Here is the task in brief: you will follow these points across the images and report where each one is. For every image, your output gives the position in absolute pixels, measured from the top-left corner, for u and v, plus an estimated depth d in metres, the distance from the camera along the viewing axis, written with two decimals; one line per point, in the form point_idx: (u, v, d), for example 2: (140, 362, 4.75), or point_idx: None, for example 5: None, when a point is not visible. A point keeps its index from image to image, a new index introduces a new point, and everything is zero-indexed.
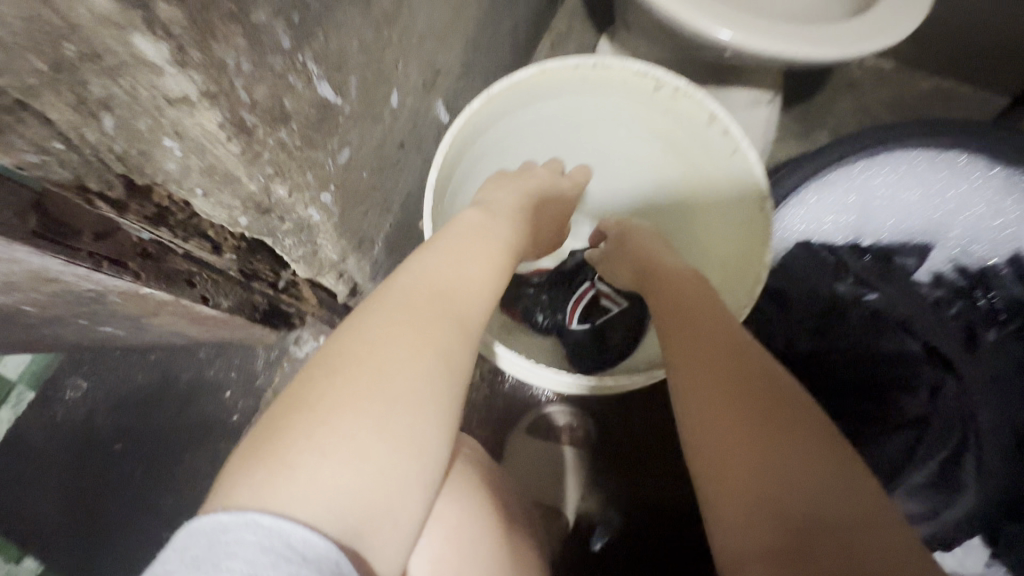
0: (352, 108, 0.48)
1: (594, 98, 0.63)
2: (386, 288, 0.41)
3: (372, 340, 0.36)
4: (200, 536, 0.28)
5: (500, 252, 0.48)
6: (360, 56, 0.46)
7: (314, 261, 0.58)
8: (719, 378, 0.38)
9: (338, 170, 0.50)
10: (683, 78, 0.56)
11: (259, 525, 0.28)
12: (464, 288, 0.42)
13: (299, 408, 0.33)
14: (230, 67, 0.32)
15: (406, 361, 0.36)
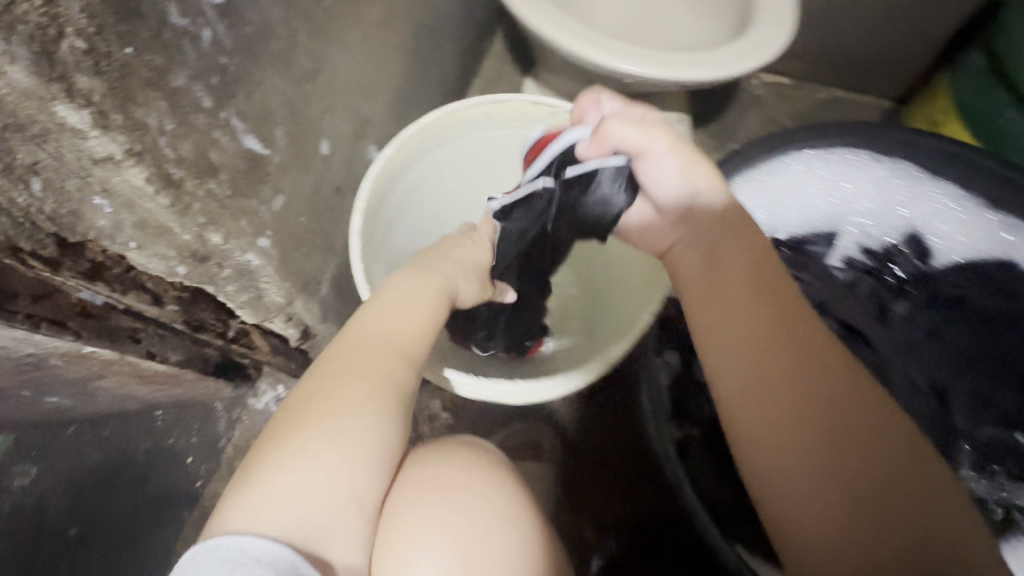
0: (282, 157, 0.51)
1: (501, 134, 0.69)
2: (335, 344, 0.46)
3: (327, 380, 0.43)
4: (178, 567, 0.34)
5: (432, 284, 0.53)
6: (284, 110, 0.50)
7: (259, 305, 0.60)
8: (780, 408, 0.43)
9: (272, 216, 0.52)
10: (571, 101, 0.63)
11: (217, 544, 0.34)
12: (406, 329, 0.48)
13: (280, 444, 0.39)
14: (152, 126, 0.36)
15: (352, 390, 0.42)
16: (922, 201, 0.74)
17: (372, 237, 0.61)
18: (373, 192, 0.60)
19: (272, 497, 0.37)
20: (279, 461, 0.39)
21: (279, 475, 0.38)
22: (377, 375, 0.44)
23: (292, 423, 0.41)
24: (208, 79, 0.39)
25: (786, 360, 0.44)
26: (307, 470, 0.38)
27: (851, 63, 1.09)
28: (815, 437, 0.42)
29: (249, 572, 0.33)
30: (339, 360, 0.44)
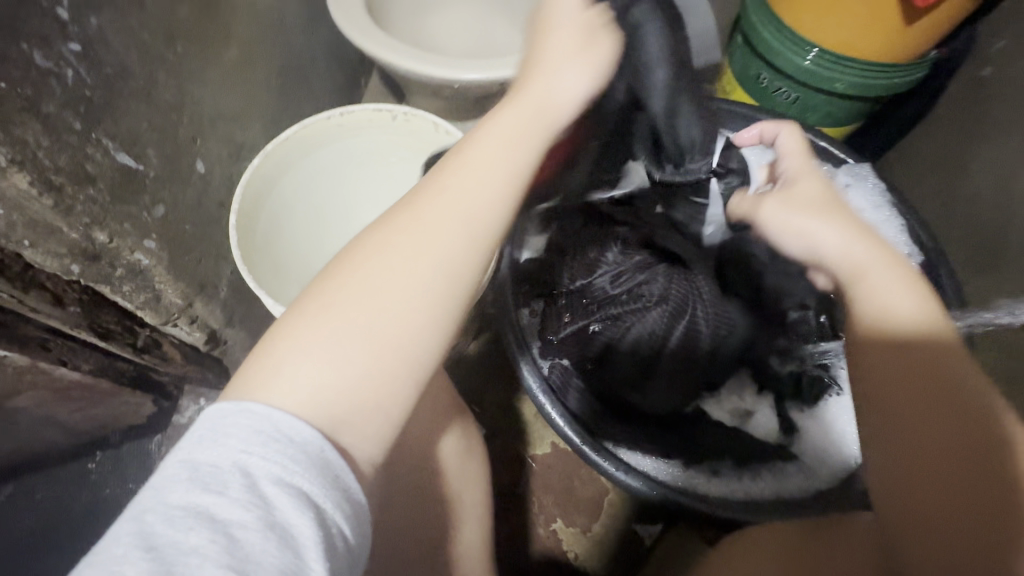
0: (157, 173, 0.63)
1: (359, 138, 0.83)
2: (399, 209, 0.46)
3: (380, 256, 0.43)
4: (207, 420, 0.39)
5: (528, 142, 0.48)
6: (152, 134, 0.62)
7: (160, 307, 0.69)
8: (935, 443, 0.42)
9: (156, 222, 0.63)
10: (404, 104, 0.77)
11: (252, 412, 0.38)
12: (473, 192, 0.45)
13: (325, 314, 0.42)
14: (31, 143, 0.47)
15: (402, 268, 0.43)
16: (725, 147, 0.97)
17: (251, 235, 0.73)
18: (244, 198, 0.71)
19: (291, 368, 0.41)
20: (309, 330, 0.42)
21: (300, 335, 0.42)
22: (429, 258, 0.43)
23: (331, 283, 0.43)
24: (77, 107, 0.51)
25: (932, 378, 0.44)
26: (320, 344, 0.41)
27: None
28: (940, 451, 0.42)
29: (280, 449, 0.37)
30: (405, 221, 0.44)
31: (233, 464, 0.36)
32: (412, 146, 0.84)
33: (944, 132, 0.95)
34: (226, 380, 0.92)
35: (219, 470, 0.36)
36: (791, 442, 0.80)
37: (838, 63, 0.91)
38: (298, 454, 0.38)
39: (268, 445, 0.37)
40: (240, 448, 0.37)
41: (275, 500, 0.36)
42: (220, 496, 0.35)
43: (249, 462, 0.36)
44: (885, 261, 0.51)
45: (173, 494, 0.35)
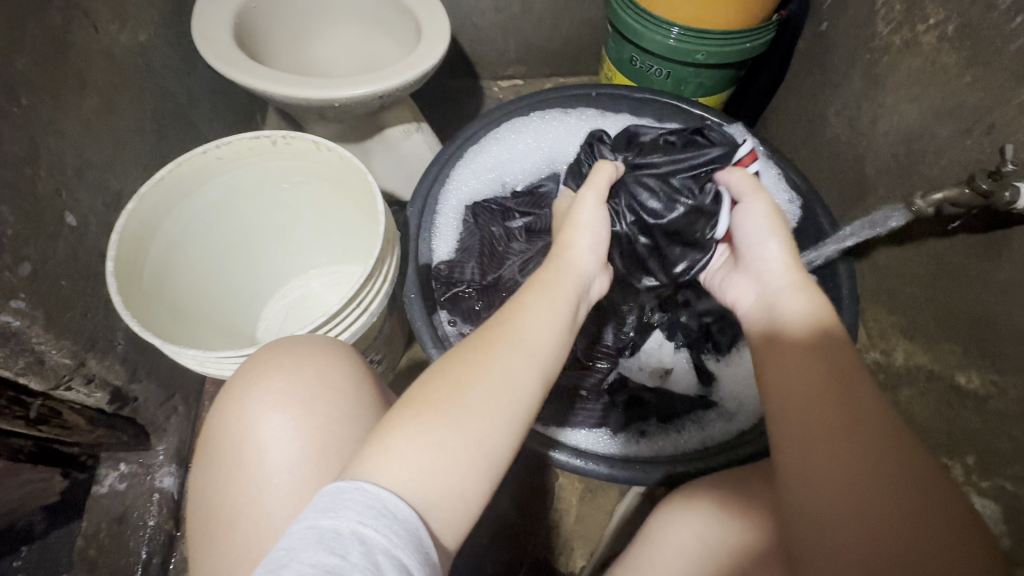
0: (16, 230, 0.61)
1: (243, 168, 0.82)
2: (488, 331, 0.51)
3: (468, 368, 0.47)
4: (325, 494, 0.39)
5: (568, 286, 0.56)
6: (4, 191, 0.60)
7: (45, 370, 0.66)
8: (855, 454, 0.45)
9: (22, 280, 0.61)
10: (280, 129, 0.76)
11: (364, 489, 0.39)
12: (535, 323, 0.52)
13: (414, 411, 0.45)
14: None
15: (482, 382, 0.46)
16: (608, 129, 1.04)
17: (135, 281, 0.71)
18: (120, 244, 0.69)
19: (391, 451, 0.42)
20: (408, 425, 0.43)
21: (398, 428, 0.43)
22: (507, 372, 0.48)
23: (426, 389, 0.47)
24: None
25: (850, 398, 0.47)
26: (417, 437, 0.43)
27: (556, 55, 1.38)
28: (856, 467, 0.45)
29: (388, 524, 0.37)
30: (483, 343, 0.50)
31: (351, 532, 0.36)
32: (300, 168, 0.84)
33: (801, 86, 1.03)
34: (146, 440, 0.87)
35: (342, 539, 0.35)
36: (711, 390, 0.84)
37: (698, 37, 0.99)
38: (400, 530, 0.37)
39: (381, 520, 0.37)
40: (356, 522, 0.36)
41: (389, 567, 0.35)
42: (343, 560, 0.34)
43: (363, 532, 0.36)
44: (791, 286, 0.56)
45: (302, 557, 0.34)
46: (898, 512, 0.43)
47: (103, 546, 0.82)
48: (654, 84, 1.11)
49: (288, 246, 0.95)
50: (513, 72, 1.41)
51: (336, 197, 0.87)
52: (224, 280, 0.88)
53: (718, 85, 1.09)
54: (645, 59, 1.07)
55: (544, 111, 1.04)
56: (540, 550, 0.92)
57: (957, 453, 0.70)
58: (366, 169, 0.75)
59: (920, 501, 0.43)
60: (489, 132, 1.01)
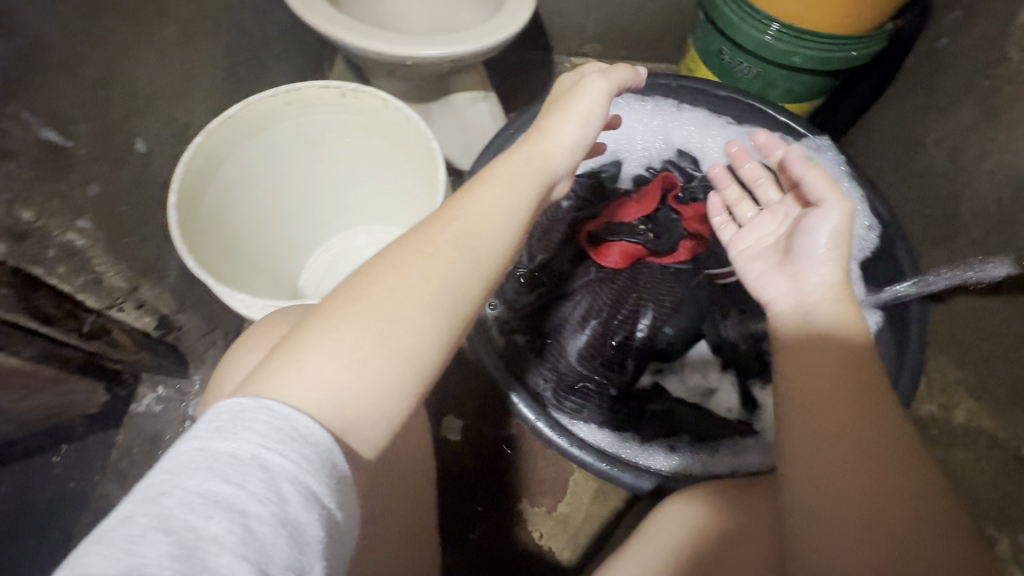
0: (90, 150, 0.61)
1: (308, 117, 0.80)
2: (433, 231, 0.46)
3: (398, 271, 0.43)
4: (222, 411, 0.34)
5: (529, 183, 0.52)
6: (82, 109, 0.60)
7: (103, 291, 0.68)
8: (851, 435, 0.44)
9: (89, 201, 0.62)
10: (351, 81, 0.75)
11: (270, 409, 0.34)
12: (484, 224, 0.47)
13: (329, 317, 0.40)
14: None
15: (417, 287, 0.42)
16: (679, 126, 0.99)
17: (194, 218, 0.72)
18: (185, 178, 0.69)
19: (305, 366, 0.38)
20: (325, 331, 0.40)
21: (317, 337, 0.39)
22: (444, 277, 0.43)
23: (352, 290, 0.42)
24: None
25: (848, 370, 0.47)
26: (341, 346, 0.39)
27: (637, 36, 1.30)
28: (834, 451, 0.44)
29: (298, 448, 0.33)
30: (426, 242, 0.45)
31: (254, 455, 0.31)
32: (363, 123, 0.82)
33: (903, 106, 0.95)
34: (183, 367, 0.90)
35: (235, 464, 0.31)
36: (753, 416, 0.80)
37: (800, 39, 0.91)
38: (312, 455, 0.33)
39: (289, 443, 0.33)
40: (259, 444, 0.32)
41: (295, 496, 0.31)
42: (241, 489, 0.30)
43: (266, 456, 0.32)
44: (832, 296, 0.51)
45: (190, 482, 0.30)
46: (872, 495, 0.42)
47: (134, 460, 0.86)
48: (739, 82, 1.04)
49: (339, 203, 0.94)
50: (588, 50, 1.35)
51: (397, 162, 0.86)
52: (273, 227, 0.88)
53: (808, 93, 1.02)
54: (736, 55, 1.00)
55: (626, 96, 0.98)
56: (542, 539, 0.92)
57: (1009, 528, 0.67)
58: (432, 137, 0.73)
59: (910, 487, 0.42)
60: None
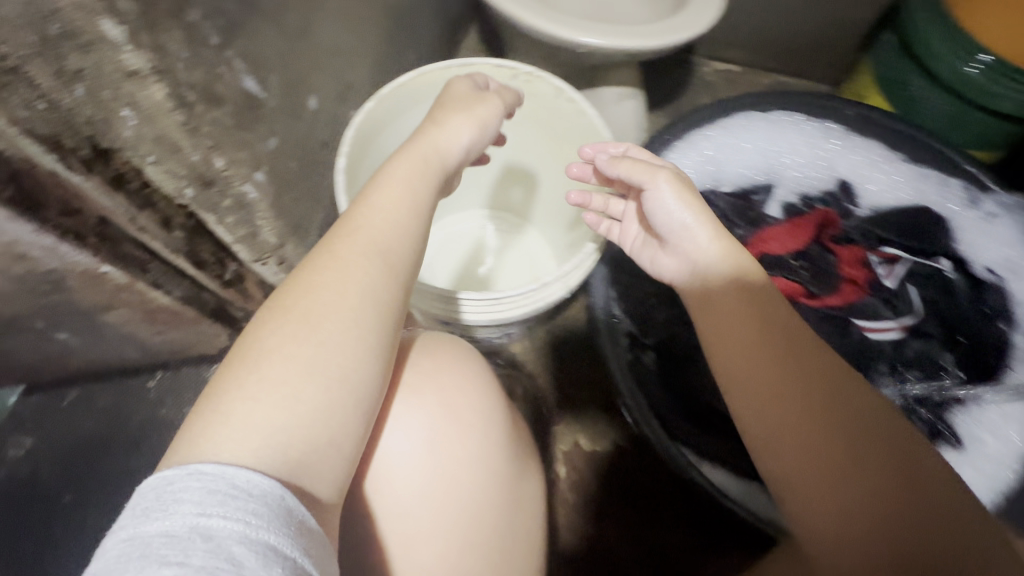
0: (276, 103, 0.59)
1: (470, 93, 0.77)
2: (334, 248, 0.48)
3: (311, 302, 0.45)
4: (149, 492, 0.36)
5: (419, 180, 0.56)
6: (277, 61, 0.57)
7: (255, 244, 0.68)
8: (833, 451, 0.47)
9: (267, 154, 0.60)
10: (529, 64, 0.71)
11: (202, 473, 0.36)
12: (383, 228, 0.51)
13: (253, 368, 0.43)
14: (171, 51, 0.43)
15: (337, 310, 0.45)
16: (848, 157, 0.91)
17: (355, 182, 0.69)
18: (353, 142, 0.67)
19: (235, 418, 0.40)
20: (249, 384, 0.42)
21: (244, 388, 0.42)
22: (358, 290, 0.47)
23: (267, 332, 0.44)
24: (217, 20, 0.47)
25: (804, 388, 0.51)
26: (271, 386, 0.42)
27: (794, 49, 1.20)
28: (818, 431, 0.49)
29: (239, 503, 0.35)
30: (331, 260, 0.48)
31: (191, 528, 0.34)
32: (525, 109, 0.78)
33: None
34: None
35: (181, 538, 0.33)
36: None
37: (1013, 78, 0.81)
38: (258, 509, 0.36)
39: (229, 502, 0.35)
40: (195, 513, 0.34)
41: (247, 555, 0.33)
42: (186, 564, 0.32)
43: (209, 524, 0.34)
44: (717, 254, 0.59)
45: (132, 569, 0.32)
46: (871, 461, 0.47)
47: None
48: (919, 114, 0.94)
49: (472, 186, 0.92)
50: (732, 56, 1.25)
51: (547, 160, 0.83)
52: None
53: (999, 136, 0.91)
54: (927, 87, 0.91)
55: (790, 114, 0.91)
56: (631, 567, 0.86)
57: None
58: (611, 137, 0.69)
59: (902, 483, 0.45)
60: (718, 119, 0.89)
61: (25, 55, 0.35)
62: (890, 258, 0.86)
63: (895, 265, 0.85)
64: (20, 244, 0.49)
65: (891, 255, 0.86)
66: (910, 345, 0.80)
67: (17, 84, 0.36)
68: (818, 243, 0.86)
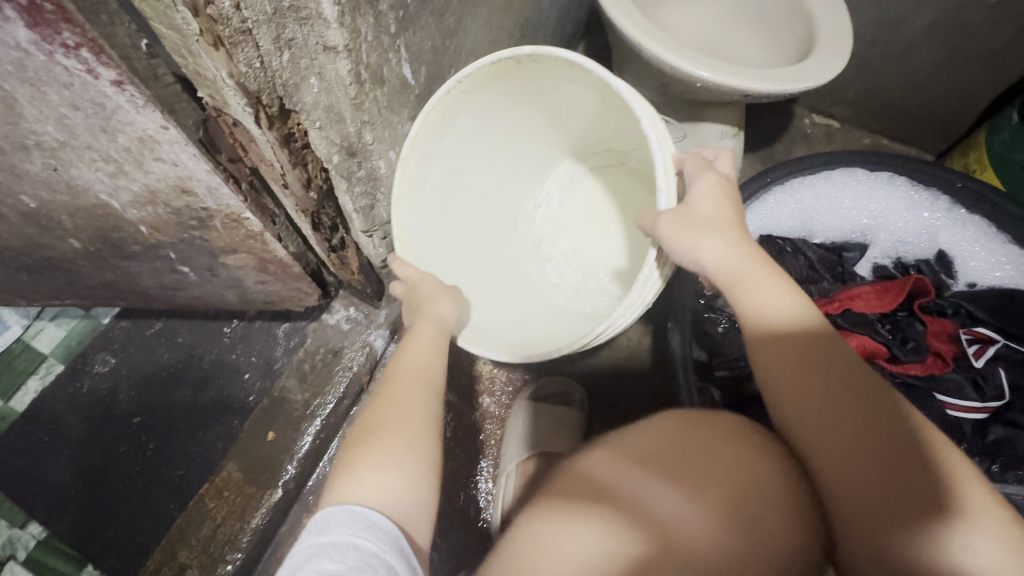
0: (419, 92, 0.64)
1: (539, 72, 0.64)
2: (399, 373, 0.60)
3: (391, 410, 0.56)
4: (316, 519, 0.48)
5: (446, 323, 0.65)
6: (430, 55, 0.63)
7: (370, 216, 0.73)
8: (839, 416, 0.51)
9: (402, 137, 0.65)
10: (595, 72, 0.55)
11: (351, 509, 0.48)
12: (427, 363, 0.61)
13: (364, 454, 0.53)
14: (362, 33, 0.48)
15: (410, 415, 0.56)
16: (949, 229, 0.89)
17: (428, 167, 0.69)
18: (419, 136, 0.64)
19: (360, 485, 0.50)
20: (370, 462, 0.52)
21: (363, 463, 0.52)
22: (422, 405, 0.57)
23: (369, 433, 0.55)
24: (399, 11, 0.52)
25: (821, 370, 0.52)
26: (382, 466, 0.52)
27: (900, 114, 1.18)
28: (804, 369, 0.53)
29: (377, 535, 0.46)
30: (399, 382, 0.59)
31: (349, 541, 0.45)
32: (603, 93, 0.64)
33: None
34: (378, 298, 0.94)
35: (337, 549, 0.44)
36: None
37: None
38: (388, 540, 0.46)
39: (371, 531, 0.46)
40: (351, 531, 0.46)
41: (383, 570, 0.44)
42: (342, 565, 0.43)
43: (357, 541, 0.45)
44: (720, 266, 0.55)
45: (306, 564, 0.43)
46: (893, 456, 0.48)
47: (316, 366, 0.92)
48: None
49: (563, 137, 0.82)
50: (835, 111, 1.25)
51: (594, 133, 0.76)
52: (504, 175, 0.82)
53: None
54: None
55: (896, 177, 0.91)
56: None
57: None
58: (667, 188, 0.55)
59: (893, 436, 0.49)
60: (820, 170, 0.90)
61: (258, 20, 0.42)
62: (982, 337, 0.81)
63: (987, 344, 0.81)
64: (191, 178, 0.55)
65: (984, 333, 0.81)
66: (991, 430, 0.77)
67: (246, 44, 0.43)
68: (905, 309, 0.84)
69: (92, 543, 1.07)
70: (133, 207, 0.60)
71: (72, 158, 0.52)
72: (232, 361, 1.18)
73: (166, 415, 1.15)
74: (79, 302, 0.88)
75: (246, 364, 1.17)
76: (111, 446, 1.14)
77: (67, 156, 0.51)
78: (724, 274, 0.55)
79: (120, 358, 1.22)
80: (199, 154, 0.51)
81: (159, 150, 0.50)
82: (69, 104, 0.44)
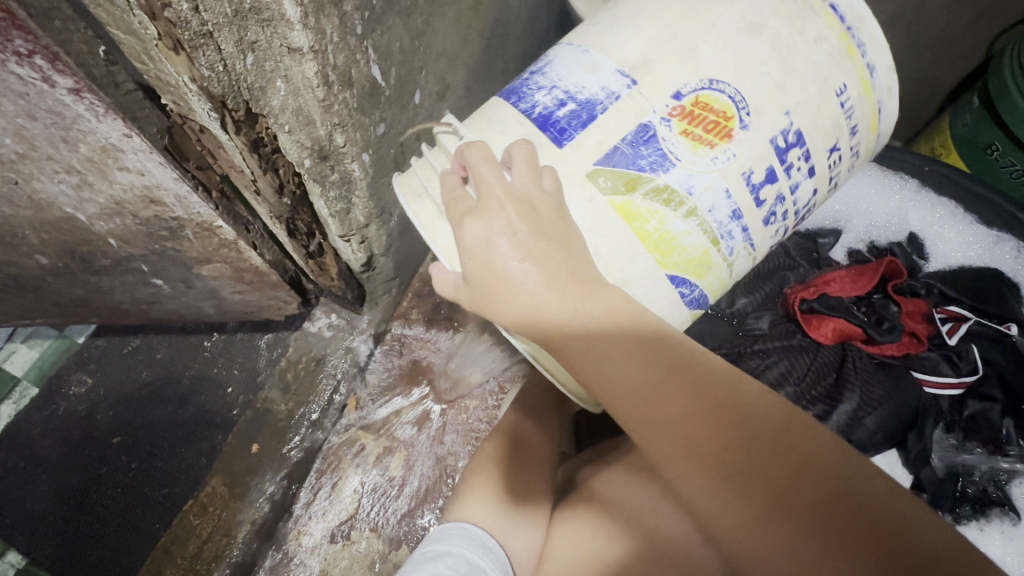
0: (390, 93, 0.63)
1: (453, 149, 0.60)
2: (500, 428, 0.72)
3: (493, 459, 0.69)
4: (441, 530, 0.62)
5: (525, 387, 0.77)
6: (399, 56, 0.62)
7: (346, 220, 0.72)
8: (737, 488, 0.40)
9: (374, 140, 0.64)
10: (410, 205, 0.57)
11: (465, 526, 0.61)
12: (520, 421, 0.73)
13: (475, 495, 0.65)
14: (328, 35, 0.47)
15: (511, 461, 0.68)
16: (918, 212, 0.91)
17: None
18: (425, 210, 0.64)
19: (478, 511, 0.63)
20: (481, 495, 0.65)
21: (478, 496, 0.65)
22: (520, 456, 0.69)
23: (476, 479, 0.67)
24: (364, 12, 0.51)
25: (704, 429, 0.41)
26: (492, 502, 0.64)
27: None
28: (685, 434, 0.42)
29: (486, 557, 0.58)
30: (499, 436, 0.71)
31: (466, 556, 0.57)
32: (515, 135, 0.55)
33: None
34: (359, 304, 0.92)
35: (455, 555, 0.56)
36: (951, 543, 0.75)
37: None
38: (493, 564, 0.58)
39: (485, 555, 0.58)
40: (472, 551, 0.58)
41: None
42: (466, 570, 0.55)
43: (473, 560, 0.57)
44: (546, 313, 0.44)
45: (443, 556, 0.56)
46: (818, 527, 0.38)
47: (298, 375, 0.90)
48: (999, 182, 0.95)
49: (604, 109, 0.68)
50: None
51: (478, 120, 0.58)
52: None
53: None
54: (1009, 153, 0.91)
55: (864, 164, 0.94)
56: None
57: None
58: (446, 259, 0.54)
59: (811, 497, 0.39)
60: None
61: (219, 22, 0.42)
62: (955, 316, 0.84)
63: (961, 323, 0.83)
64: (158, 187, 0.54)
65: (957, 313, 0.84)
66: (967, 405, 0.80)
67: (207, 48, 0.43)
68: (880, 292, 0.86)
69: (76, 567, 1.04)
70: (100, 219, 0.59)
71: (33, 171, 0.50)
72: (214, 375, 1.16)
73: (148, 434, 1.12)
74: (50, 320, 0.86)
75: (228, 378, 1.15)
76: (91, 468, 1.11)
77: (28, 169, 0.50)
78: (535, 331, 0.46)
79: (97, 378, 1.19)
80: (165, 161, 0.51)
81: (123, 159, 0.49)
82: (26, 114, 0.43)
